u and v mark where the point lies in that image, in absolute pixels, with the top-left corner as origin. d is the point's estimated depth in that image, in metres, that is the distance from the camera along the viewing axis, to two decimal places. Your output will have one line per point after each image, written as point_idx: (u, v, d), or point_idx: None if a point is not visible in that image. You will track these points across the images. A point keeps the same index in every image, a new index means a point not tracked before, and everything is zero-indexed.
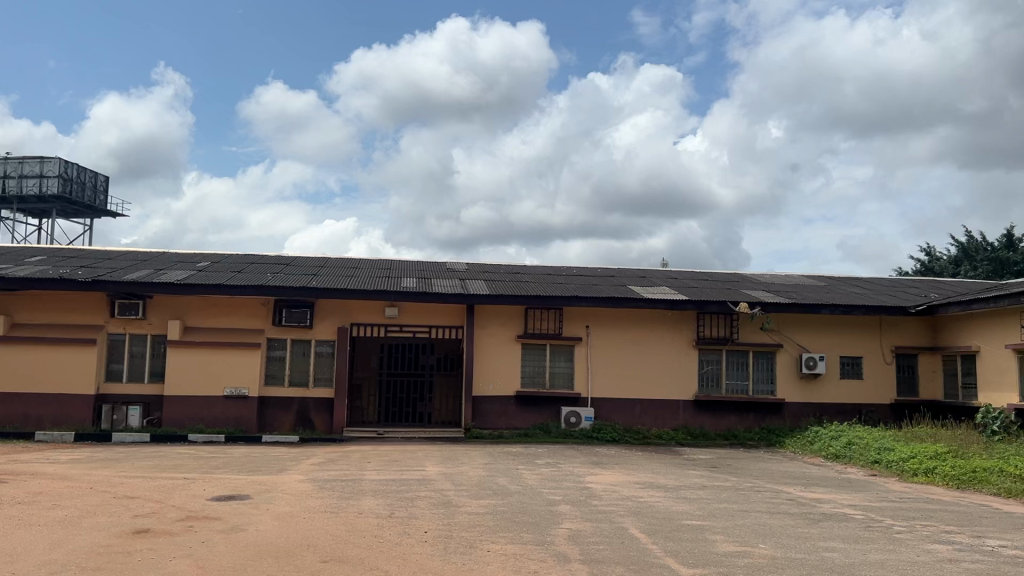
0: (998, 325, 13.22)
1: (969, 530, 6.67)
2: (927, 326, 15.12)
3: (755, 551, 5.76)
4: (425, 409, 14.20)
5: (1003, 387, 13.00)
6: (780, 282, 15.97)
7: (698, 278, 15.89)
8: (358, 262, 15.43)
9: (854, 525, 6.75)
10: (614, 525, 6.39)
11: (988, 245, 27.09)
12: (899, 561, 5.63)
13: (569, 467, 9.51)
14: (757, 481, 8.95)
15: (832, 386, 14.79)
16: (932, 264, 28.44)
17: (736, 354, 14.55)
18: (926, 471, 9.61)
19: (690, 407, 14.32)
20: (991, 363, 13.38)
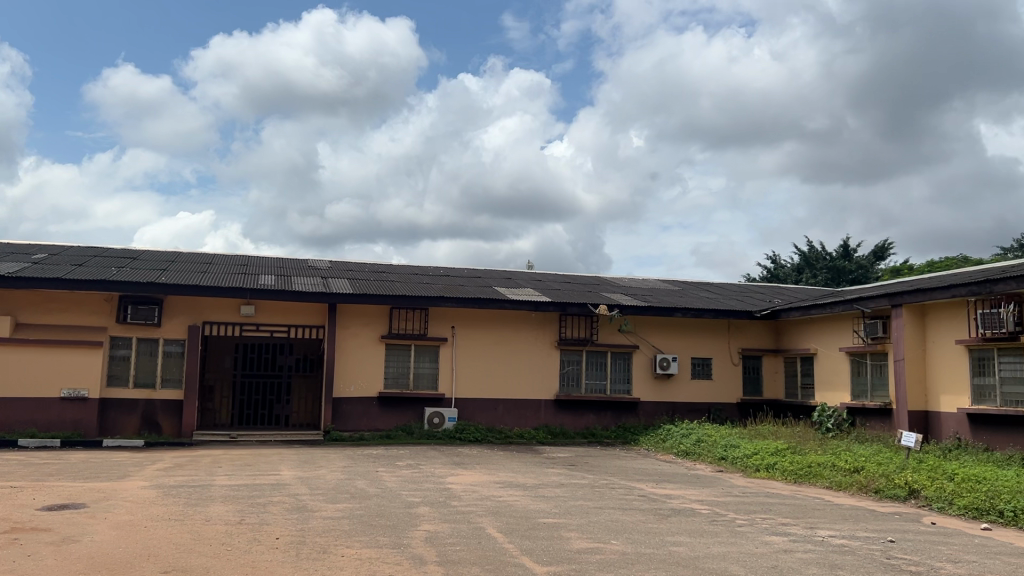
0: (833, 329, 14.20)
1: (804, 521, 7.11)
2: (770, 329, 16.05)
3: (606, 547, 5.92)
4: (282, 411, 13.84)
5: (837, 387, 13.98)
6: (638, 286, 16.53)
7: (561, 280, 16.20)
8: (212, 257, 14.79)
9: (701, 519, 7.06)
10: (471, 525, 6.40)
11: (827, 255, 29.07)
12: (740, 552, 5.93)
13: (430, 468, 9.46)
14: (612, 478, 9.21)
15: (684, 386, 15.43)
16: (778, 271, 30.21)
17: (596, 355, 14.92)
18: (767, 466, 10.19)
19: (551, 406, 14.58)
20: (826, 364, 14.35)
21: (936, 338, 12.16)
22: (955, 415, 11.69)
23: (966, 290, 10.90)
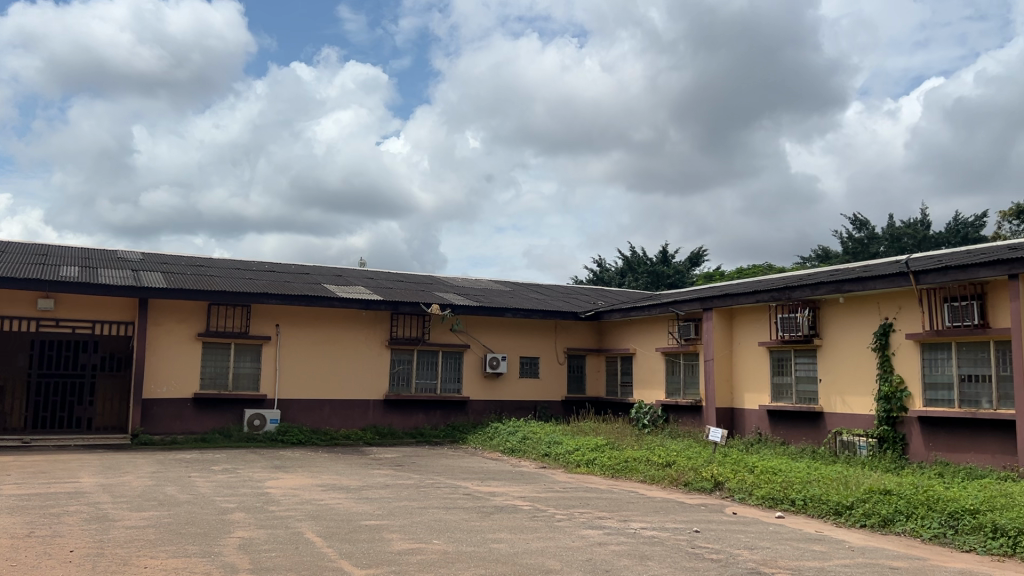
0: (651, 330, 14.94)
1: (618, 514, 7.41)
2: (594, 329, 16.66)
3: (427, 547, 5.91)
4: (84, 414, 12.84)
5: (653, 386, 14.71)
6: (469, 286, 16.66)
7: (392, 278, 16.06)
8: (6, 245, 13.48)
9: (522, 515, 7.21)
10: (289, 530, 6.20)
11: (648, 260, 30.59)
12: (557, 547, 6.09)
13: (248, 472, 9.08)
14: (437, 477, 9.21)
15: (512, 385, 15.72)
16: (604, 274, 31.40)
17: (426, 354, 14.86)
18: (587, 462, 10.56)
19: (379, 406, 14.41)
20: (644, 364, 15.08)
21: (741, 339, 13.06)
22: (757, 412, 12.62)
23: (769, 295, 11.79)
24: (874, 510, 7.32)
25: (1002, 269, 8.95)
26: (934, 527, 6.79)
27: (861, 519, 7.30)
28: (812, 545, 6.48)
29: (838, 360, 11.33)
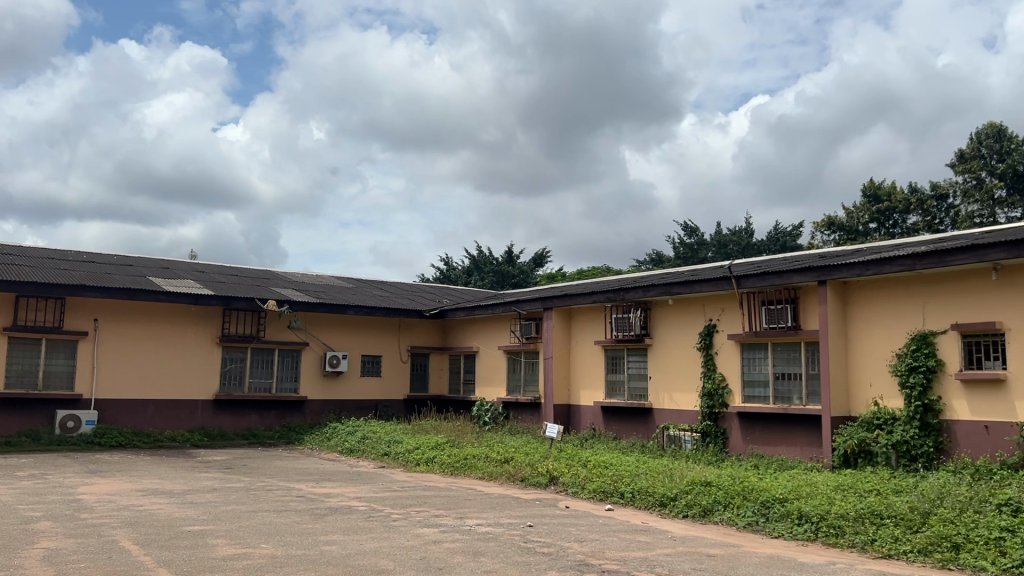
0: (493, 329, 15.12)
1: (455, 512, 7.44)
2: (438, 327, 16.67)
3: (254, 552, 5.69)
4: None
5: (494, 384, 14.91)
6: (309, 281, 16.22)
7: (227, 272, 15.38)
8: None
9: (357, 516, 7.09)
10: (102, 539, 5.80)
11: (494, 259, 30.95)
12: (390, 547, 6.03)
13: (59, 478, 8.41)
14: (270, 480, 8.90)
15: (352, 383, 15.46)
16: (450, 273, 31.47)
17: (262, 352, 14.32)
18: (426, 460, 10.55)
19: (209, 406, 13.79)
20: (486, 362, 15.25)
21: (579, 339, 13.46)
22: (592, 408, 13.03)
23: (605, 296, 12.28)
24: (695, 500, 7.74)
25: (812, 275, 9.73)
26: (749, 515, 7.26)
27: (684, 509, 7.71)
28: (637, 536, 6.77)
29: (667, 359, 11.90)
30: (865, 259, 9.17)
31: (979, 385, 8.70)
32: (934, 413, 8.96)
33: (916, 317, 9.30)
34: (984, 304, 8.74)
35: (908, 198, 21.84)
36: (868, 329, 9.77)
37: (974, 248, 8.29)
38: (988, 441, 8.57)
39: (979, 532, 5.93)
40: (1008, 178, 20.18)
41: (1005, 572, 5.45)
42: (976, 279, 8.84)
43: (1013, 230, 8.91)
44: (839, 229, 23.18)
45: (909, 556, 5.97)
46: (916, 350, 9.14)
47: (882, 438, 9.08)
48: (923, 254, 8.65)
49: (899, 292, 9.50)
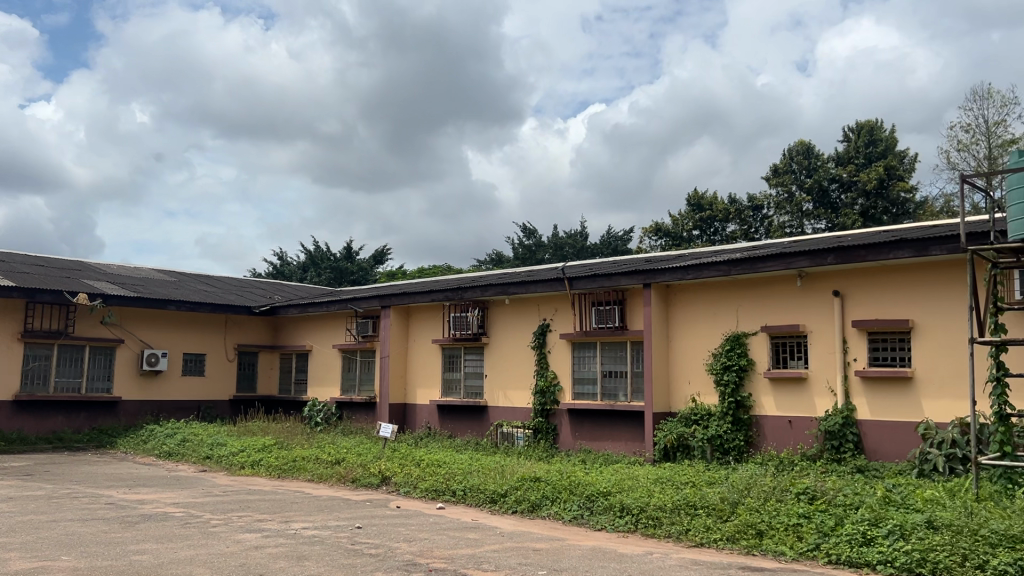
0: (327, 327, 14.81)
1: (279, 516, 7.19)
2: (268, 325, 16.12)
3: (53, 565, 5.26)
4: None
5: (327, 383, 14.59)
6: (127, 274, 15.23)
7: (31, 262, 14.15)
8: None
9: (173, 523, 6.71)
10: None
11: (331, 255, 30.29)
12: (207, 554, 5.75)
13: None
14: (76, 487, 8.26)
15: (173, 383, 14.64)
16: (284, 268, 30.49)
17: (70, 349, 13.27)
18: (251, 463, 10.15)
19: (9, 408, 12.56)
20: (319, 361, 14.90)
21: (415, 337, 13.41)
22: (427, 407, 13.02)
23: (442, 295, 12.32)
24: (524, 496, 7.90)
25: (639, 278, 10.18)
26: (574, 509, 7.49)
27: (513, 506, 7.85)
28: (467, 534, 6.82)
29: (502, 357, 12.08)
30: (687, 264, 9.69)
31: (784, 383, 9.42)
32: (745, 409, 9.62)
33: (730, 319, 9.93)
34: (789, 308, 9.47)
35: (727, 208, 23.32)
36: (687, 330, 10.34)
37: (782, 256, 8.95)
38: (791, 434, 9.29)
39: (780, 519, 6.40)
40: (814, 192, 22.01)
41: (801, 556, 5.92)
42: (783, 285, 9.56)
43: (815, 240, 9.70)
44: (666, 235, 24.39)
45: (719, 543, 6.36)
46: (730, 350, 9.76)
47: (699, 433, 9.65)
48: (738, 260, 9.25)
49: (716, 295, 10.12)
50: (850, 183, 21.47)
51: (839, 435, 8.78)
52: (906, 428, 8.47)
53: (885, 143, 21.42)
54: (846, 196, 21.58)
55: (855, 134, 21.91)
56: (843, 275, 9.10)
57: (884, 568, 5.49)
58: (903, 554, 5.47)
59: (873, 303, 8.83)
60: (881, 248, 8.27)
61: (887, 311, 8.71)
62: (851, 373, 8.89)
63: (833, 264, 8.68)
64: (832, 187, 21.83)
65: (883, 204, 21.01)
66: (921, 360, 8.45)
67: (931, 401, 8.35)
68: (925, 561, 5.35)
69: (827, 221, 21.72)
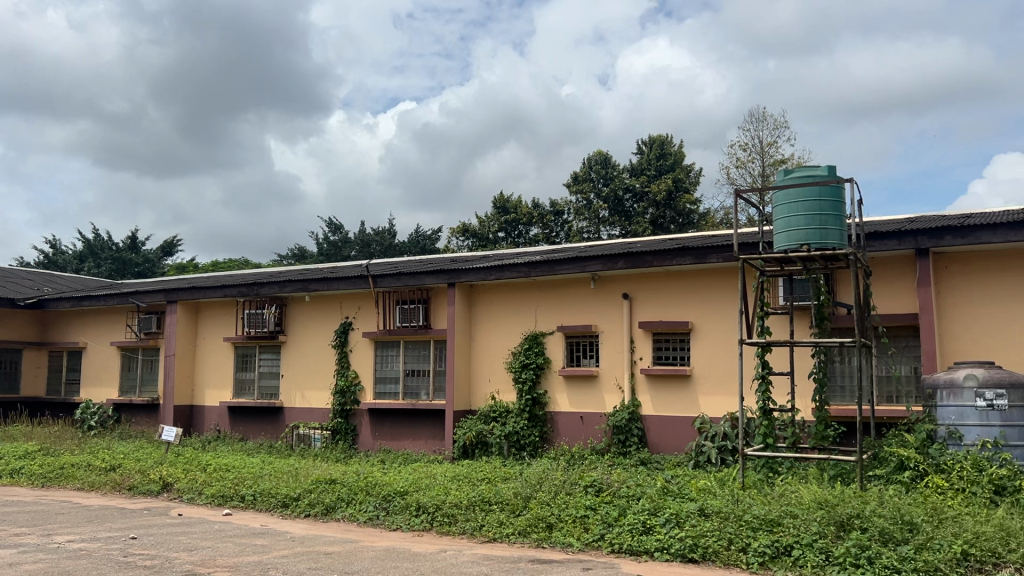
0: (106, 323, 13.70)
1: (40, 529, 6.54)
2: (35, 320, 14.65)
3: None
4: None
5: (104, 383, 13.48)
6: None
7: None
8: None
9: None
10: None
11: (113, 245, 28.06)
12: None
13: None
14: None
15: None
16: (57, 257, 27.86)
17: None
18: (11, 472, 9.16)
19: None
20: (95, 360, 13.74)
21: (206, 335, 12.69)
22: (216, 408, 12.37)
23: (237, 291, 11.74)
24: (318, 499, 7.68)
25: (442, 278, 10.23)
26: (369, 510, 7.38)
27: (306, 509, 7.61)
28: (254, 540, 6.53)
29: (301, 356, 11.71)
30: (488, 265, 9.86)
31: (577, 380, 9.81)
32: (541, 405, 9.91)
33: (528, 319, 10.22)
34: (584, 309, 9.89)
35: (531, 212, 24.02)
36: (488, 329, 10.53)
37: (578, 260, 9.32)
38: (582, 429, 9.71)
39: (568, 512, 6.63)
40: (610, 201, 23.12)
41: (587, 546, 6.17)
42: (579, 287, 9.97)
43: (608, 245, 10.18)
44: (472, 236, 24.72)
45: (511, 538, 6.50)
46: (528, 348, 10.04)
47: (497, 429, 9.79)
48: (538, 262, 9.53)
49: (516, 296, 10.37)
50: (642, 194, 22.76)
51: (626, 429, 9.26)
52: (684, 422, 9.10)
53: (673, 157, 23.03)
54: (638, 206, 22.84)
55: (647, 148, 23.40)
56: (633, 279, 9.63)
57: (661, 554, 5.85)
58: (678, 540, 5.87)
59: (659, 306, 9.41)
60: (666, 255, 8.83)
61: (671, 314, 9.32)
62: (637, 371, 9.42)
63: (624, 268, 9.14)
64: (626, 196, 22.98)
65: (671, 214, 22.55)
66: (699, 359, 9.10)
67: (706, 397, 9.02)
68: (696, 546, 5.77)
69: (621, 228, 22.95)
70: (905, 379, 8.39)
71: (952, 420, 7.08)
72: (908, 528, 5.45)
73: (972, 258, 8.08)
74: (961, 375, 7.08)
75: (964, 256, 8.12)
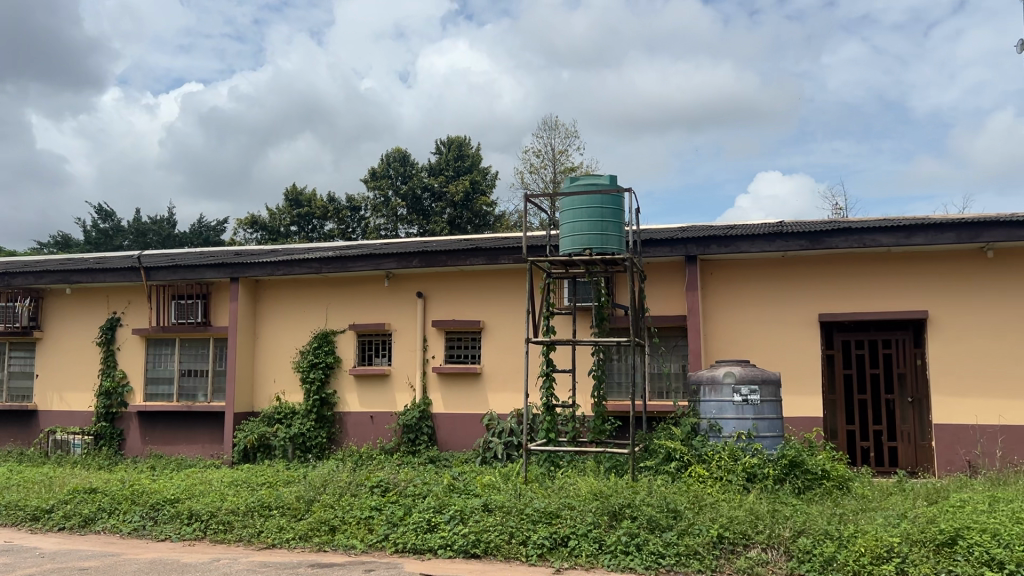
0: None
1: None
2: None
3: None
4: None
5: None
6: None
7: None
8: None
9: None
10: None
11: None
12: None
13: None
14: None
15: None
16: None
17: None
18: None
19: None
20: None
21: None
22: None
23: None
24: (75, 511, 7.03)
25: (225, 272, 9.71)
26: (134, 520, 6.85)
27: (60, 522, 6.94)
28: None
29: (59, 355, 10.68)
30: (276, 259, 9.48)
31: (367, 380, 9.68)
32: (329, 406, 9.66)
33: (318, 317, 9.96)
34: (376, 307, 9.79)
35: (326, 206, 23.45)
36: (275, 327, 10.13)
37: (371, 257, 9.19)
38: (371, 429, 9.59)
39: (352, 513, 6.50)
40: (408, 199, 22.96)
41: (370, 547, 6.08)
42: (371, 285, 9.85)
43: (402, 244, 10.14)
44: (262, 229, 23.73)
45: (291, 543, 6.27)
46: (318, 347, 9.75)
47: (281, 432, 9.39)
48: (329, 259, 9.29)
49: (305, 293, 10.07)
50: (439, 194, 22.91)
51: (415, 428, 9.23)
52: (473, 419, 9.24)
53: (470, 159, 23.47)
54: (436, 205, 22.98)
55: (446, 149, 23.65)
56: (426, 277, 9.65)
57: (444, 551, 5.88)
58: (461, 537, 5.92)
59: (450, 305, 9.50)
60: (459, 255, 8.90)
61: (462, 313, 9.44)
62: (428, 369, 9.45)
63: (417, 267, 9.12)
64: (424, 196, 22.94)
65: (468, 215, 22.86)
66: (489, 357, 9.29)
67: (495, 394, 9.21)
68: (479, 542, 5.85)
69: (418, 227, 22.92)
70: (674, 375, 9.04)
71: (713, 414, 7.69)
72: (672, 515, 5.83)
73: (734, 266, 8.83)
74: (721, 372, 7.72)
75: (728, 264, 8.84)
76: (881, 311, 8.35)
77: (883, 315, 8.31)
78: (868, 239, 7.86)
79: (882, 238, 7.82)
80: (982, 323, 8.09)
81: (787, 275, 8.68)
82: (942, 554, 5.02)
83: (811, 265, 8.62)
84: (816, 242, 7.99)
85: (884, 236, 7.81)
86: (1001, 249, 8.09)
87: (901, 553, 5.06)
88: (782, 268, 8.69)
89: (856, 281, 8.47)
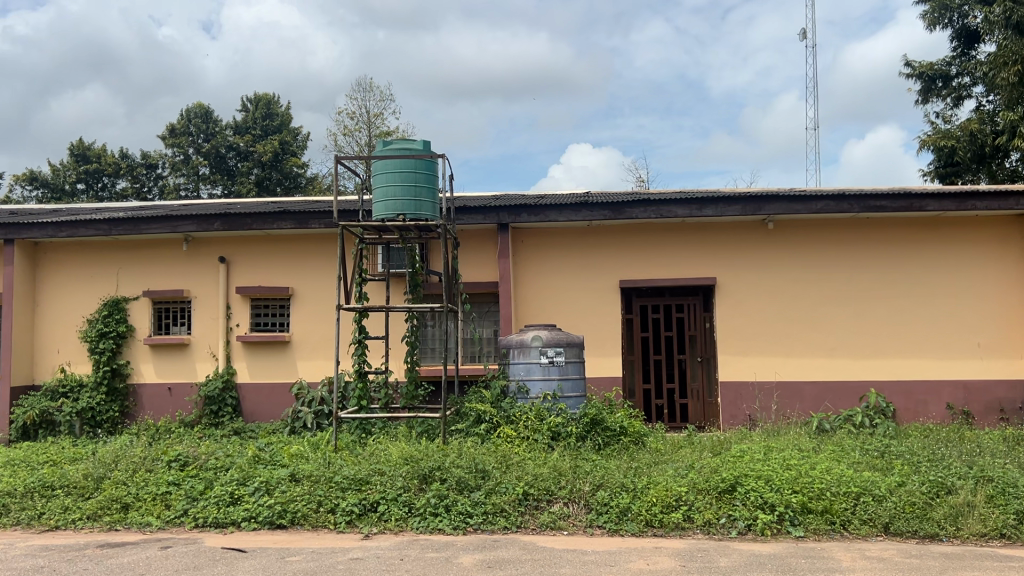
0: None
1: None
2: None
3: None
4: None
5: None
6: None
7: None
8: None
9: None
10: None
11: None
12: None
13: None
14: None
15: None
16: None
17: None
18: None
19: None
20: None
21: None
22: None
23: None
24: None
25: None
26: None
27: None
28: None
29: None
30: (58, 220, 8.69)
31: (164, 349, 9.17)
32: (121, 377, 9.08)
33: (108, 283, 9.29)
34: (175, 272, 9.27)
35: (118, 162, 21.84)
36: (59, 290, 9.34)
37: (167, 219, 8.63)
38: (170, 401, 9.10)
39: (147, 490, 6.16)
40: (210, 157, 21.86)
41: (167, 524, 5.77)
42: (169, 248, 9.29)
43: (202, 205, 9.62)
44: (43, 186, 21.61)
45: (77, 523, 5.84)
46: (107, 315, 9.09)
47: (66, 406, 8.66)
48: (119, 220, 8.63)
49: (94, 254, 9.34)
50: (246, 153, 21.94)
51: (218, 399, 8.84)
52: (280, 389, 9.00)
53: (279, 118, 22.65)
54: (242, 165, 21.95)
55: (252, 106, 22.63)
56: (229, 242, 9.24)
57: (248, 523, 5.70)
58: (266, 508, 5.77)
59: (256, 270, 9.16)
60: (264, 218, 8.56)
61: (268, 279, 9.13)
62: (232, 339, 9.11)
63: (219, 230, 8.69)
64: (229, 154, 21.99)
65: (276, 176, 21.95)
66: (298, 325, 9.07)
67: (305, 362, 9.02)
68: (285, 512, 5.73)
69: (222, 187, 21.93)
70: (485, 341, 9.26)
71: (521, 376, 7.94)
72: (481, 475, 6.01)
73: (543, 232, 9.09)
74: (529, 336, 7.96)
75: (538, 232, 9.10)
76: (676, 277, 8.94)
77: (679, 280, 8.90)
78: (665, 210, 8.35)
79: (677, 209, 8.33)
80: (763, 288, 8.87)
81: (592, 243, 9.07)
82: (723, 501, 5.50)
83: (613, 234, 9.06)
84: (618, 213, 8.38)
85: (679, 207, 8.33)
86: (780, 221, 8.87)
87: (688, 501, 5.50)
88: (587, 237, 9.07)
89: (656, 249, 9.01)
